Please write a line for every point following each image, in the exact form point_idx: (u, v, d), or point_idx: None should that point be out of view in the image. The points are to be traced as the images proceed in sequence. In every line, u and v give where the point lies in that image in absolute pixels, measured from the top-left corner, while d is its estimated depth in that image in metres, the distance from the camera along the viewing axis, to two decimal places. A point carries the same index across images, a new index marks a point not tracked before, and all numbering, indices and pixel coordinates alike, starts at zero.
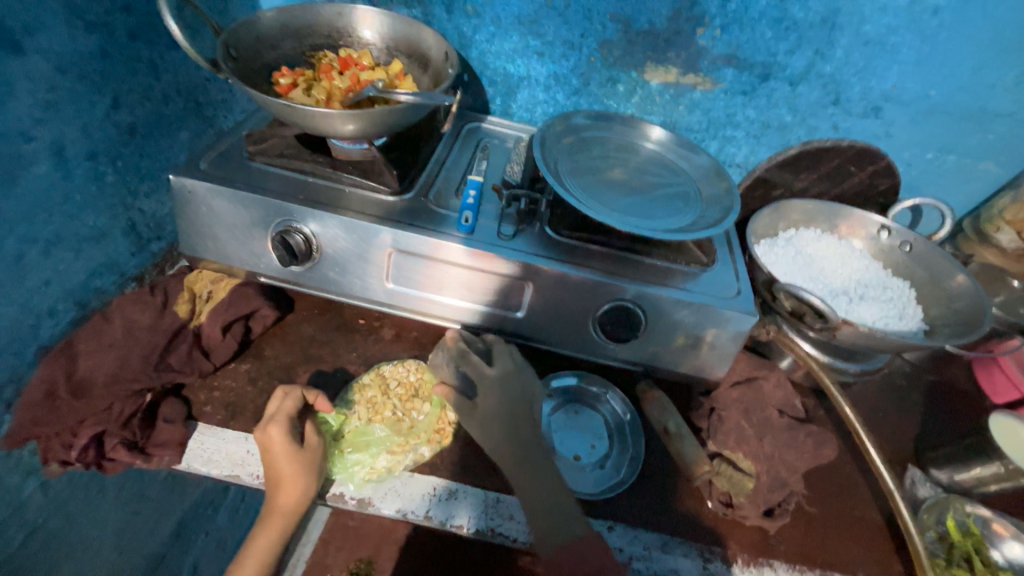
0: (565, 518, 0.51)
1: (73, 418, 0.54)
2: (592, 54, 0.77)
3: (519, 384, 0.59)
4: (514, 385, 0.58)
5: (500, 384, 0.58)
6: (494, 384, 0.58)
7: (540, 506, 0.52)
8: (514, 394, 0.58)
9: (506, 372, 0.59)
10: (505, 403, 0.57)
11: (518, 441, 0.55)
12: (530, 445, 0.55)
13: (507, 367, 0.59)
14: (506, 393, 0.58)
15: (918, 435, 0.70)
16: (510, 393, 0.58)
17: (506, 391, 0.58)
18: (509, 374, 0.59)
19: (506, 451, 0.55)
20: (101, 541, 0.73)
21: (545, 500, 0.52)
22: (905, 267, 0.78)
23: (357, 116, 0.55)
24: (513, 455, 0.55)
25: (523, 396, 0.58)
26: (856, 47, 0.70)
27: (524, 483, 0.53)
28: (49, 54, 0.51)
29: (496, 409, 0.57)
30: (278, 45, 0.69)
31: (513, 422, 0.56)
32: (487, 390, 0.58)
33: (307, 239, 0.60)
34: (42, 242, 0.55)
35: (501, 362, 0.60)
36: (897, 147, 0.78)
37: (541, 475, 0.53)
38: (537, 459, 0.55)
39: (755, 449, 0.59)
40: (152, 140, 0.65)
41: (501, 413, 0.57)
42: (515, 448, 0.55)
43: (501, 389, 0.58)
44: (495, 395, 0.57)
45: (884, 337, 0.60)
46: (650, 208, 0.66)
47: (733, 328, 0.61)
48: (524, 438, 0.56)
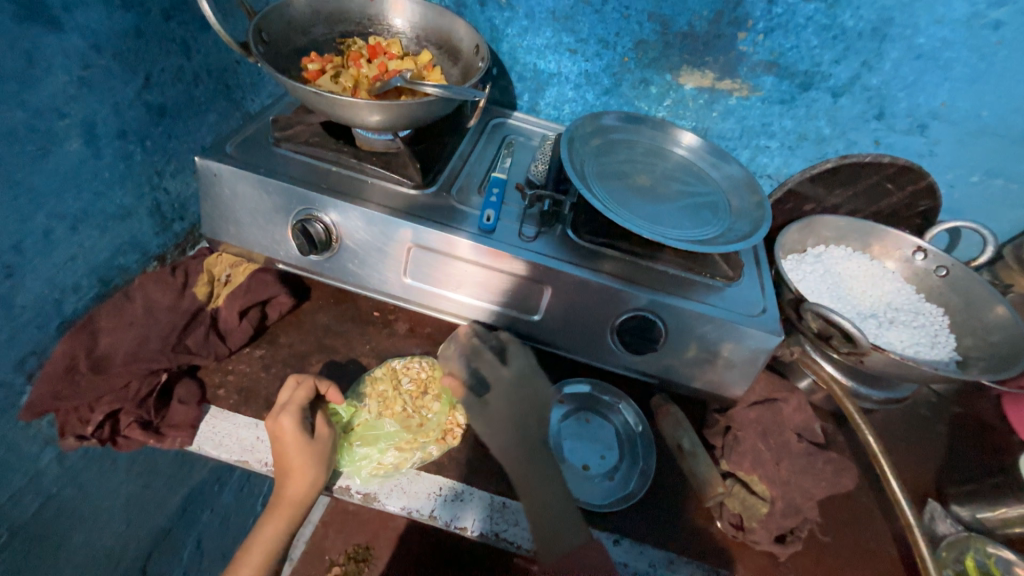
0: (566, 520, 0.52)
1: (92, 394, 0.55)
2: (626, 54, 0.75)
3: (532, 387, 0.61)
4: (527, 387, 0.61)
5: (512, 386, 0.61)
6: (507, 385, 0.61)
7: (538, 506, 0.54)
8: (525, 398, 0.61)
9: (521, 374, 0.61)
10: (516, 404, 0.60)
11: (525, 444, 0.58)
12: (537, 446, 0.58)
13: (521, 369, 0.62)
14: (520, 393, 0.61)
15: (941, 468, 0.67)
16: (522, 393, 0.61)
17: (519, 391, 0.61)
18: (523, 376, 0.61)
19: (513, 451, 0.58)
20: (111, 512, 0.74)
21: (546, 499, 0.54)
22: (940, 292, 0.74)
23: (385, 108, 0.54)
24: (519, 454, 0.57)
25: (534, 400, 0.61)
26: (907, 61, 0.67)
27: (528, 482, 0.55)
28: (85, 31, 0.51)
29: (508, 409, 0.60)
30: (309, 31, 0.68)
31: (523, 423, 0.59)
32: (499, 390, 0.61)
33: (327, 228, 0.60)
34: (70, 218, 0.56)
35: (516, 363, 0.62)
36: (941, 168, 0.75)
37: (543, 476, 0.55)
38: (540, 458, 0.57)
39: (771, 472, 0.57)
40: (181, 120, 0.66)
41: (513, 414, 0.60)
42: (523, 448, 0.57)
43: (516, 390, 0.61)
44: (507, 395, 0.61)
45: (914, 366, 0.58)
46: (676, 217, 0.64)
47: (755, 346, 0.59)
48: (533, 440, 0.58)
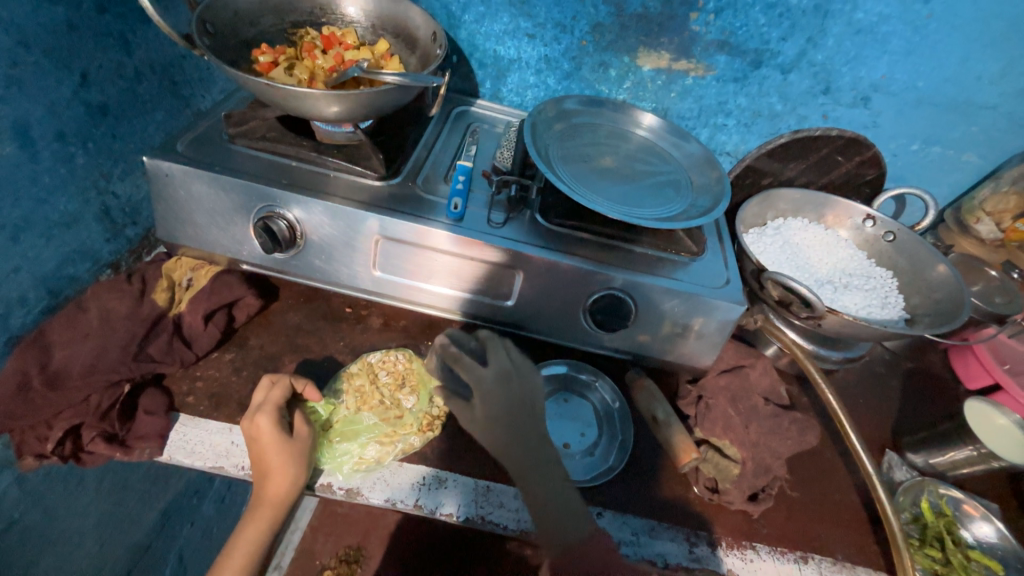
0: (571, 520, 0.50)
1: (49, 411, 0.53)
2: (584, 37, 0.76)
3: (517, 384, 0.53)
4: (512, 386, 0.53)
5: (493, 391, 0.52)
6: (492, 387, 0.52)
7: (541, 510, 0.50)
8: (513, 404, 0.52)
9: (503, 372, 0.53)
10: (503, 412, 0.51)
11: (521, 443, 0.51)
12: (536, 446, 0.52)
13: (503, 366, 0.53)
14: (506, 398, 0.52)
15: (896, 420, 0.72)
16: (509, 394, 0.52)
17: (505, 396, 0.52)
18: (505, 373, 0.53)
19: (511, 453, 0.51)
20: (83, 533, 0.72)
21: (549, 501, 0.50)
22: (888, 256, 0.79)
23: (342, 98, 0.53)
24: (516, 459, 0.51)
25: (522, 399, 0.53)
26: (849, 36, 0.70)
27: (525, 482, 0.51)
28: (9, 26, 0.47)
29: (496, 413, 0.51)
30: (257, 21, 0.66)
31: (515, 426, 0.51)
32: (484, 392, 0.52)
33: (291, 225, 0.59)
34: (9, 227, 0.52)
35: (496, 361, 0.54)
36: (884, 138, 0.79)
37: (545, 480, 0.51)
38: (540, 457, 0.51)
39: (741, 435, 0.60)
40: (125, 120, 0.62)
41: (502, 417, 0.51)
42: (519, 452, 0.51)
43: (501, 394, 0.52)
44: (494, 399, 0.51)
45: (867, 326, 0.61)
46: (641, 196, 0.66)
47: (721, 318, 0.61)
48: (529, 438, 0.52)
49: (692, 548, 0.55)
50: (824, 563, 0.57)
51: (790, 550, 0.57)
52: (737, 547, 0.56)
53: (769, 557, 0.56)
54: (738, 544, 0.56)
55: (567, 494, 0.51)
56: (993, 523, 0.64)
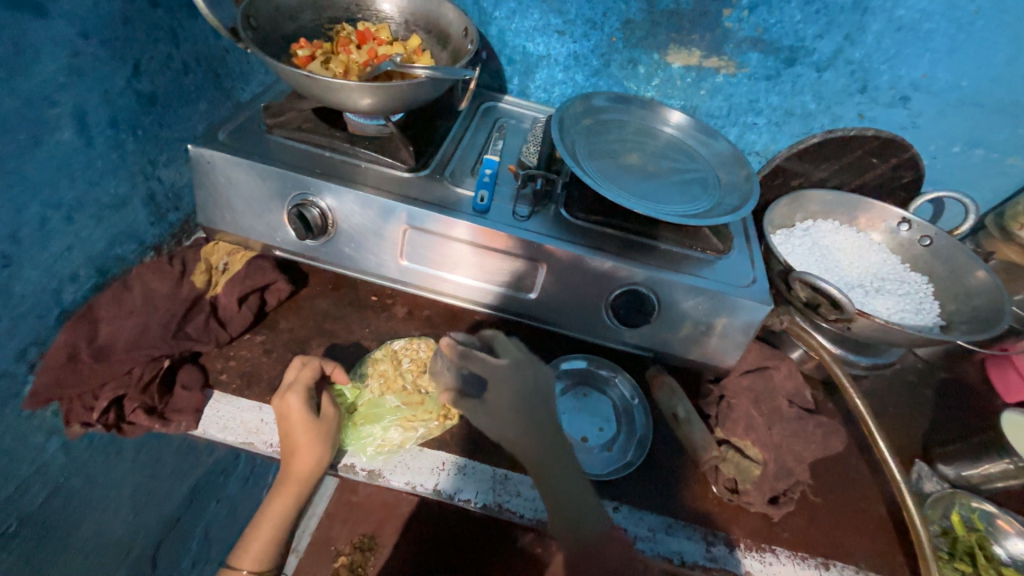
0: (589, 514, 0.50)
1: (95, 381, 0.56)
2: (614, 34, 0.76)
3: (531, 372, 0.54)
4: (528, 376, 0.54)
5: (508, 380, 0.53)
6: (506, 376, 0.53)
7: (558, 504, 0.51)
8: (528, 391, 0.53)
9: (517, 360, 0.55)
10: (518, 402, 0.52)
11: (539, 432, 0.52)
12: (551, 435, 0.52)
13: (514, 355, 0.55)
14: (521, 388, 0.53)
15: (927, 430, 0.70)
16: (526, 386, 0.53)
17: (519, 385, 0.53)
18: (518, 362, 0.55)
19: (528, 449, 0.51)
20: (119, 502, 0.75)
21: (569, 495, 0.51)
22: (924, 261, 0.76)
23: (376, 90, 0.55)
24: (535, 450, 0.51)
25: (536, 387, 0.54)
26: (889, 33, 0.68)
27: (546, 472, 0.51)
28: (73, 18, 0.51)
29: (513, 406, 0.52)
30: (297, 17, 0.68)
31: (532, 415, 0.52)
32: (498, 384, 0.53)
33: (323, 213, 0.61)
34: (65, 207, 0.56)
35: (507, 351, 0.56)
36: (923, 139, 0.76)
37: (565, 472, 0.51)
38: (556, 448, 0.52)
39: (763, 437, 0.59)
40: (172, 110, 0.66)
41: (518, 411, 0.52)
42: (540, 441, 0.51)
43: (515, 384, 0.53)
44: (508, 390, 0.53)
45: (899, 330, 0.60)
46: (667, 193, 0.65)
47: (746, 317, 0.60)
48: (546, 431, 0.52)
49: (709, 547, 0.55)
50: (846, 570, 0.55)
51: (810, 556, 0.56)
52: (756, 549, 0.55)
53: (788, 561, 0.55)
54: (757, 547, 0.56)
55: (585, 485, 0.51)
56: None
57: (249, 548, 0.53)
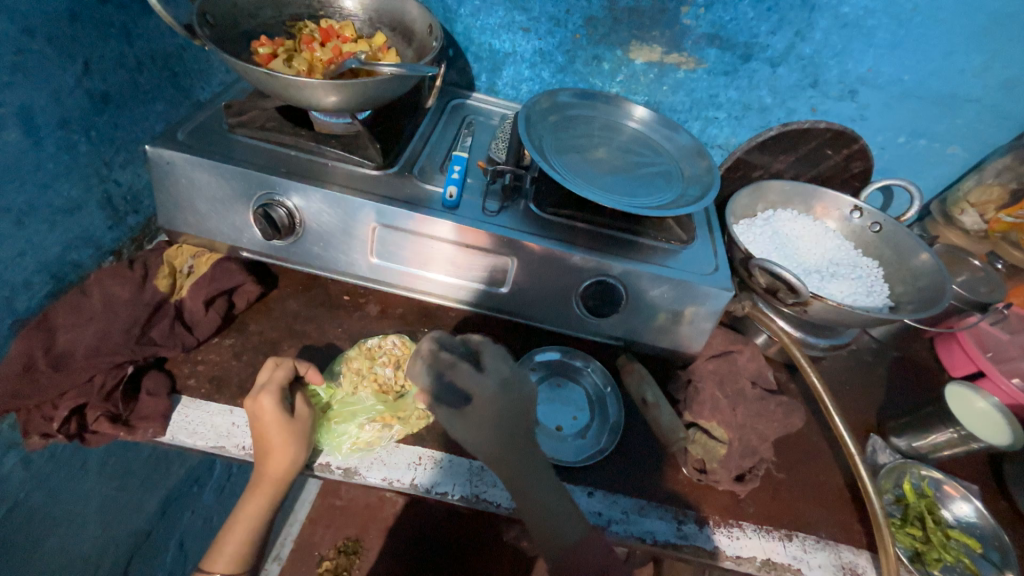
0: (568, 519, 0.51)
1: (53, 391, 0.54)
2: (577, 31, 0.77)
3: (517, 390, 0.52)
4: (513, 391, 0.51)
5: (497, 395, 0.50)
6: (493, 397, 0.50)
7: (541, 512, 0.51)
8: (514, 405, 0.51)
9: (504, 379, 0.51)
10: (503, 416, 0.50)
11: (515, 449, 0.51)
12: (527, 452, 0.51)
13: (503, 374, 0.51)
14: (507, 400, 0.50)
15: (881, 406, 0.74)
16: (510, 400, 0.51)
17: (506, 400, 0.50)
18: (506, 382, 0.51)
19: (501, 459, 0.51)
20: (85, 516, 0.73)
21: (545, 505, 0.51)
22: (875, 247, 0.81)
23: (339, 87, 0.54)
24: (509, 465, 0.51)
25: (521, 406, 0.51)
26: (835, 30, 0.71)
27: (522, 486, 0.51)
28: (15, 15, 0.49)
29: (495, 421, 0.50)
30: (257, 13, 0.67)
31: (509, 430, 0.50)
32: (483, 402, 0.49)
33: (290, 213, 0.60)
34: (15, 212, 0.54)
35: (495, 367, 0.52)
36: (870, 131, 0.81)
37: (540, 483, 0.51)
38: (535, 459, 0.52)
39: (727, 417, 0.62)
40: (127, 109, 0.64)
41: (502, 424, 0.50)
42: (516, 458, 0.51)
43: (503, 396, 0.50)
44: (495, 408, 0.50)
45: (851, 312, 0.63)
46: (632, 186, 0.67)
47: (710, 304, 0.63)
48: (523, 447, 0.51)
49: (680, 526, 0.57)
50: (808, 540, 0.58)
51: (775, 528, 0.59)
52: (724, 525, 0.58)
53: (754, 535, 0.58)
54: (725, 523, 0.58)
55: (559, 496, 0.52)
56: (972, 502, 0.67)
57: (222, 550, 0.53)
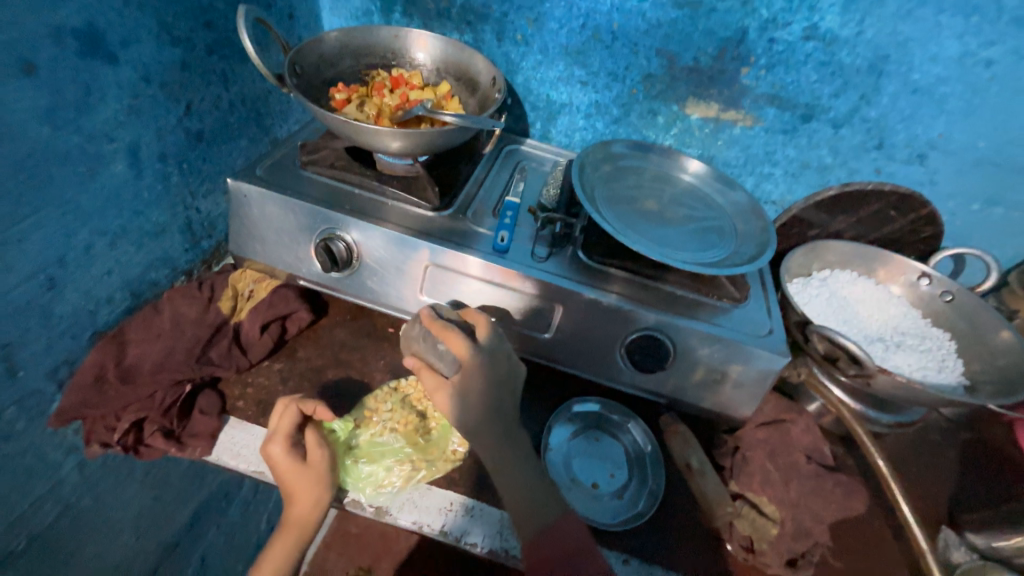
0: (545, 504, 0.52)
1: (118, 402, 0.57)
2: (634, 86, 0.79)
3: (504, 363, 0.56)
4: (502, 365, 0.56)
5: (488, 362, 0.55)
6: (481, 363, 0.54)
7: (518, 491, 0.53)
8: (502, 374, 0.56)
9: (493, 354, 0.56)
10: (491, 384, 0.55)
11: (501, 428, 0.55)
12: (513, 432, 0.56)
13: (495, 347, 0.56)
14: (493, 370, 0.55)
15: (954, 495, 0.67)
16: (499, 372, 0.56)
17: (492, 369, 0.55)
18: (496, 354, 0.56)
19: (485, 433, 0.55)
20: (123, 523, 0.75)
21: (526, 485, 0.53)
22: (946, 317, 0.75)
23: (406, 135, 0.58)
24: (491, 442, 0.55)
25: (508, 376, 0.56)
26: (905, 95, 0.70)
27: (506, 468, 0.54)
28: (137, 64, 0.55)
29: (481, 390, 0.55)
30: (336, 63, 0.73)
31: (496, 401, 0.55)
32: (473, 367, 0.54)
33: (349, 247, 0.63)
34: (110, 234, 0.59)
35: (489, 339, 0.56)
36: (940, 196, 0.77)
37: (521, 464, 0.54)
38: (515, 444, 0.55)
39: (779, 493, 0.59)
40: (215, 145, 0.70)
41: (486, 395, 0.55)
42: (498, 434, 0.55)
43: (491, 364, 0.55)
44: (479, 376, 0.54)
45: (922, 389, 0.58)
46: (683, 240, 0.66)
47: (762, 368, 0.60)
48: (507, 428, 0.56)
49: None
50: None
51: None
52: None
53: None
54: None
55: (539, 483, 0.54)
56: None
57: None
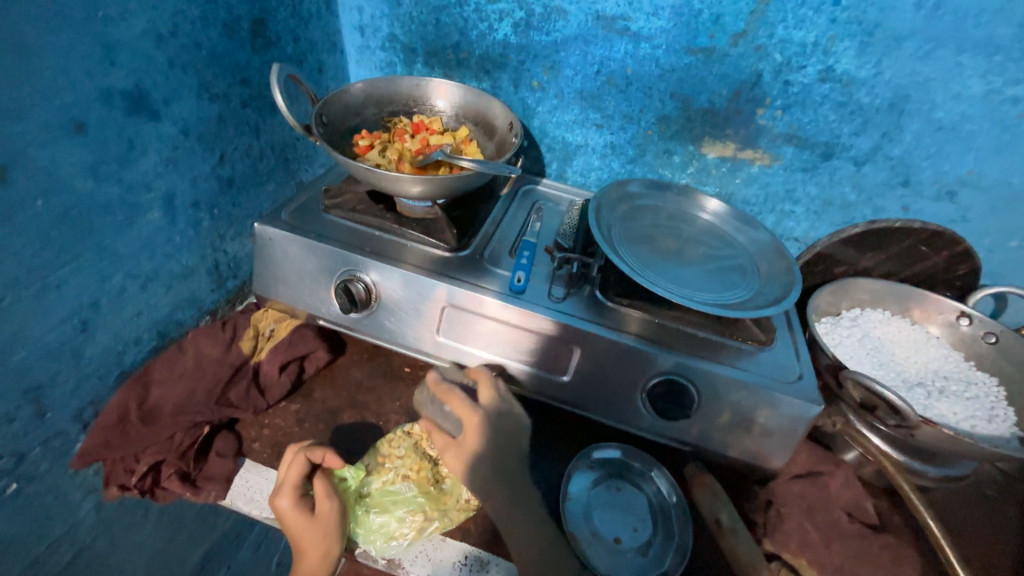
0: (552, 558, 0.52)
1: (139, 444, 0.58)
2: (650, 127, 0.80)
3: (506, 420, 0.58)
4: (503, 421, 0.58)
5: (487, 420, 0.57)
6: (481, 422, 0.57)
7: (526, 544, 0.53)
8: (503, 430, 0.58)
9: (494, 411, 0.58)
10: (490, 442, 0.57)
11: (505, 484, 0.56)
12: (518, 486, 0.56)
13: (496, 403, 0.58)
14: (495, 427, 0.57)
15: (1017, 560, 0.61)
16: (500, 429, 0.57)
17: (495, 425, 0.57)
18: (497, 411, 0.58)
19: (490, 489, 0.55)
20: (135, 565, 0.74)
21: (532, 536, 0.53)
22: (991, 360, 0.71)
23: (426, 181, 0.59)
24: (497, 496, 0.55)
25: (510, 434, 0.58)
26: (929, 132, 0.69)
27: (512, 519, 0.54)
28: (177, 120, 0.59)
29: (483, 449, 0.56)
30: (361, 112, 0.76)
31: (501, 457, 0.57)
32: (473, 427, 0.57)
33: (367, 288, 0.64)
34: (142, 277, 0.61)
35: (489, 396, 0.58)
36: (974, 233, 0.74)
37: (526, 514, 0.55)
38: (520, 496, 0.56)
39: (821, 557, 0.55)
40: (244, 190, 0.73)
41: (488, 454, 0.57)
42: (502, 489, 0.56)
43: (492, 422, 0.57)
44: (480, 434, 0.57)
45: (971, 442, 0.54)
46: (704, 281, 0.65)
47: (793, 416, 0.57)
48: (511, 481, 0.56)
49: None
50: None
51: None
52: None
53: None
54: None
55: (545, 533, 0.53)
56: None
57: None
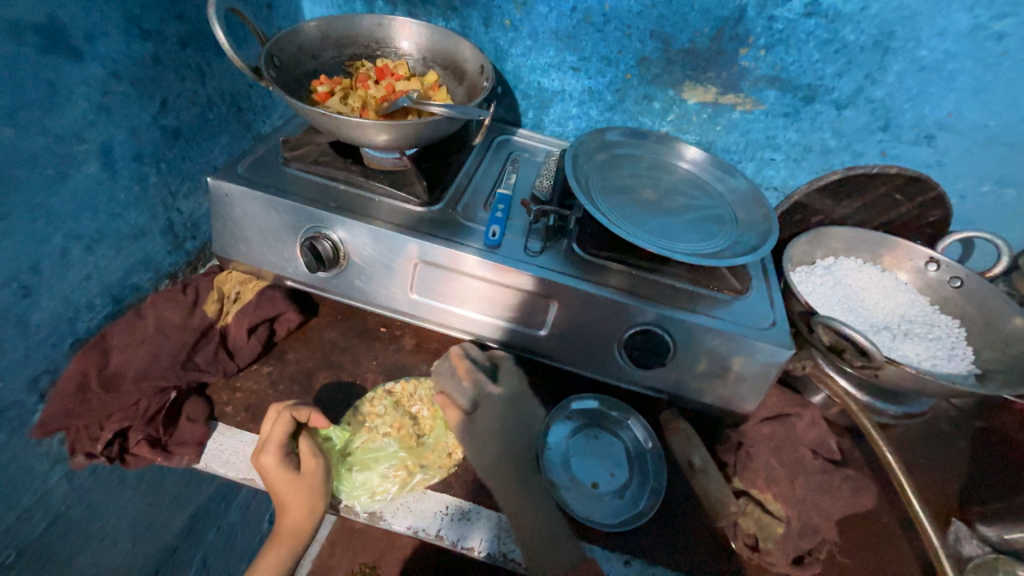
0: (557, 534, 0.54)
1: (102, 412, 0.56)
2: (629, 71, 0.76)
3: (521, 406, 0.63)
4: (517, 407, 0.63)
5: (506, 403, 0.62)
6: (500, 403, 0.62)
7: (531, 521, 0.55)
8: (519, 416, 0.62)
9: (511, 395, 0.63)
10: (506, 426, 0.61)
11: (514, 467, 0.58)
12: (528, 471, 0.58)
13: (512, 388, 0.63)
14: (511, 411, 0.62)
15: (964, 487, 0.65)
16: (514, 414, 0.62)
17: (509, 411, 0.62)
18: (514, 396, 0.63)
19: (499, 470, 0.58)
20: (118, 531, 0.74)
21: (539, 511, 0.55)
22: (955, 303, 0.73)
23: (391, 127, 0.55)
24: (507, 478, 0.58)
25: (526, 420, 0.62)
26: (911, 72, 0.67)
27: (514, 498, 0.56)
28: (105, 60, 0.53)
29: (496, 431, 0.60)
30: (318, 54, 0.70)
31: (512, 445, 0.60)
32: (490, 408, 0.61)
33: (335, 245, 0.61)
34: (86, 238, 0.57)
35: (507, 383, 0.63)
36: (948, 178, 0.74)
37: (534, 492, 0.56)
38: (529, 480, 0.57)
39: (786, 491, 0.57)
40: (194, 143, 0.67)
41: (501, 436, 0.60)
42: (514, 472, 0.58)
43: (508, 406, 0.62)
44: (496, 414, 0.61)
45: (931, 380, 0.56)
46: (682, 230, 0.64)
47: (767, 361, 0.58)
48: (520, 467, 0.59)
49: None
50: None
51: None
52: None
53: None
54: None
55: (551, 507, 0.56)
56: None
57: None
